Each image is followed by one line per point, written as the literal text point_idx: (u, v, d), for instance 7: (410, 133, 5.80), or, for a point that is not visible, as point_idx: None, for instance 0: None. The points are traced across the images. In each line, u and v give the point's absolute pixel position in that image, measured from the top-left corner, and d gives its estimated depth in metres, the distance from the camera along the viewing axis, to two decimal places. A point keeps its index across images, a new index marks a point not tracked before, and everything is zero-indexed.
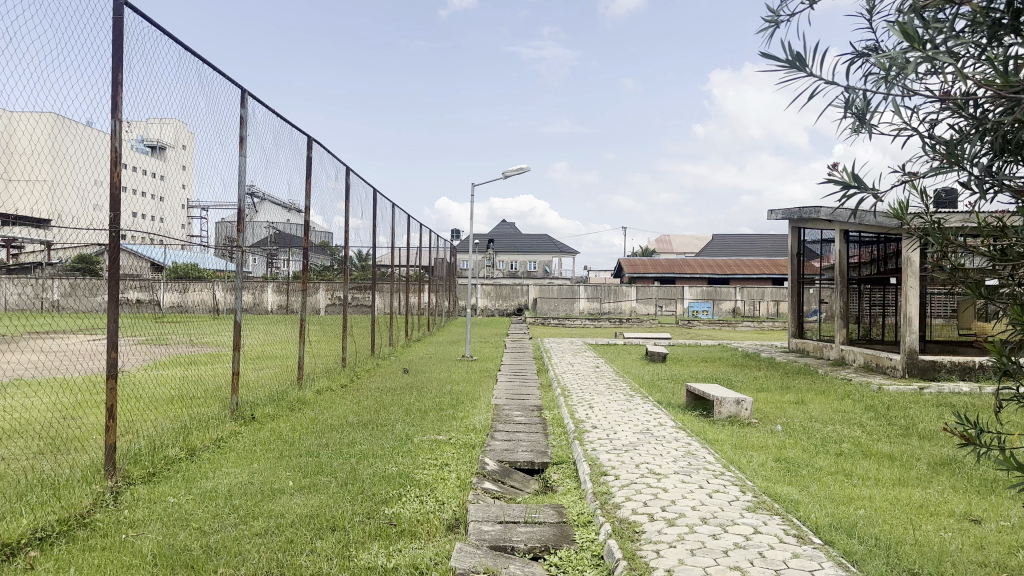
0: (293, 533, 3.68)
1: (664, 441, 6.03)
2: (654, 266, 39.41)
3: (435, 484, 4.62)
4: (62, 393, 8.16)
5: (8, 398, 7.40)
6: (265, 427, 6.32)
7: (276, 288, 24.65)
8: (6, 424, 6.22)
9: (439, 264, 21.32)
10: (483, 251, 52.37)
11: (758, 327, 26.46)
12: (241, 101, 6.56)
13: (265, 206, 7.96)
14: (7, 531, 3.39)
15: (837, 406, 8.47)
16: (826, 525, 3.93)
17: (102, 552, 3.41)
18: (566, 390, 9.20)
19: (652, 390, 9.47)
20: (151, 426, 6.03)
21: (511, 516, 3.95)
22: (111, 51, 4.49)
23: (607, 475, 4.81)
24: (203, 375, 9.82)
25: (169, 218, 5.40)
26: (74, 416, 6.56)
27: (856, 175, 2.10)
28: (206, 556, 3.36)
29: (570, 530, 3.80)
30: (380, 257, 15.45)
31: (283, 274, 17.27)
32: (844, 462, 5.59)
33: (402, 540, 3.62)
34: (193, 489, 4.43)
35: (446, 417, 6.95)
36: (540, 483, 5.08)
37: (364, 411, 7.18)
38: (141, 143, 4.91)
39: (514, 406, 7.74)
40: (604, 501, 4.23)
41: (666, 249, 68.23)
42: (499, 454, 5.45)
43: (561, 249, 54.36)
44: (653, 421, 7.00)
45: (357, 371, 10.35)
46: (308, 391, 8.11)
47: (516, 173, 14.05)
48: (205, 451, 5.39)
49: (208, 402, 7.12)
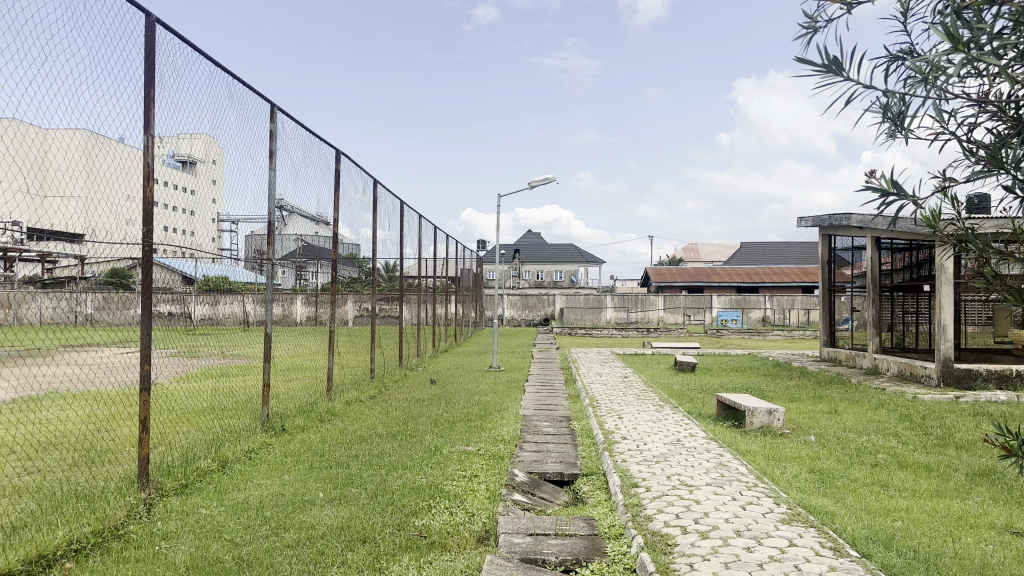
0: (325, 544, 3.68)
1: (696, 452, 5.96)
2: (681, 275, 39.22)
3: (466, 496, 4.60)
4: (95, 405, 8.25)
5: (45, 411, 7.57)
6: (295, 439, 6.33)
7: (304, 301, 24.89)
8: (40, 436, 6.33)
9: (465, 276, 21.35)
10: (509, 262, 52.34)
11: (788, 336, 26.10)
12: (271, 115, 6.63)
13: (294, 218, 8.08)
14: (43, 542, 3.43)
15: (871, 416, 8.31)
16: (863, 538, 3.85)
17: (136, 563, 3.43)
18: (593, 401, 9.14)
19: (683, 400, 9.35)
20: (182, 437, 6.10)
21: (542, 528, 3.91)
22: (144, 68, 4.57)
23: (638, 487, 4.76)
24: (233, 388, 9.86)
25: (200, 231, 5.47)
26: (108, 429, 6.66)
27: (894, 184, 2.03)
28: (239, 567, 3.38)
29: (601, 544, 3.76)
30: (406, 268, 15.51)
31: (310, 286, 17.34)
32: (880, 474, 5.47)
33: (434, 553, 3.61)
34: (225, 501, 4.45)
35: (474, 428, 6.92)
36: (570, 495, 5.03)
37: (392, 422, 7.20)
38: (172, 158, 5.00)
39: (542, 417, 7.70)
40: (635, 513, 4.18)
41: (694, 257, 67.79)
42: (528, 465, 5.43)
43: (586, 259, 54.09)
44: (684, 432, 6.92)
45: (384, 382, 10.36)
46: (338, 402, 8.18)
47: (544, 184, 14.06)
48: (236, 463, 5.41)
49: (237, 414, 7.16)
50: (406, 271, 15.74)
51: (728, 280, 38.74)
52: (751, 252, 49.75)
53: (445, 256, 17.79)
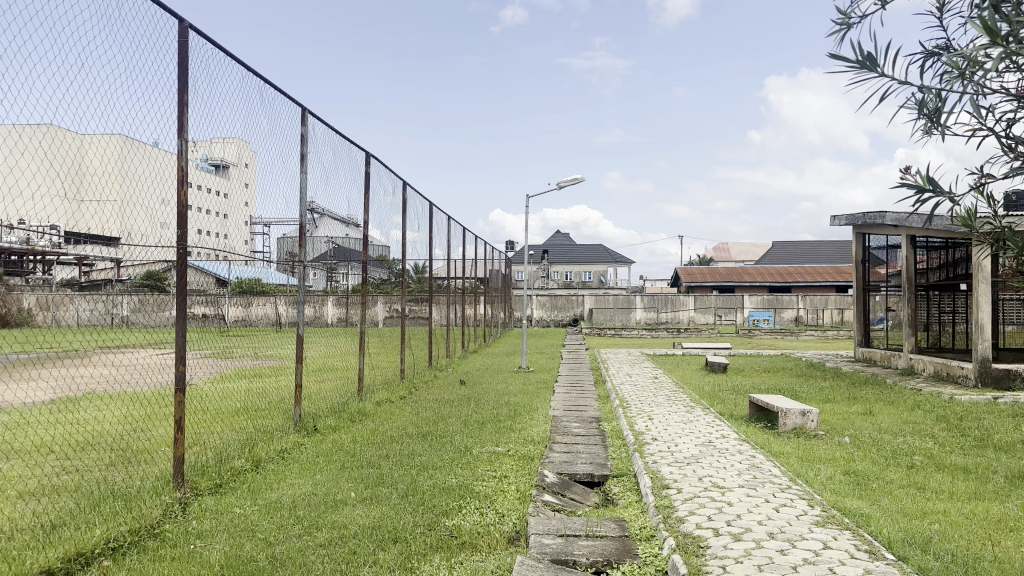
0: (356, 543, 3.72)
1: (728, 454, 5.91)
2: (712, 275, 38.93)
3: (496, 496, 4.61)
4: (131, 405, 8.41)
5: (84, 411, 7.73)
6: (327, 439, 6.39)
7: (335, 302, 25.12)
8: (79, 436, 6.46)
9: (494, 277, 21.38)
10: (538, 263, 52.38)
11: (822, 336, 25.76)
12: (302, 119, 6.70)
13: (325, 221, 8.16)
14: (82, 540, 3.50)
15: (907, 417, 8.17)
16: (899, 541, 3.79)
17: (172, 562, 3.49)
18: (623, 402, 9.11)
19: (714, 401, 9.27)
20: (217, 437, 6.19)
21: (572, 529, 3.90)
22: (178, 73, 4.65)
23: (669, 488, 4.72)
24: (266, 389, 9.99)
25: (233, 233, 5.55)
26: (144, 429, 6.78)
27: (930, 180, 2.00)
28: (272, 567, 3.42)
29: (632, 545, 3.75)
30: (435, 269, 15.57)
31: (341, 288, 17.48)
32: (916, 476, 5.38)
33: (464, 553, 3.63)
34: (259, 500, 4.51)
35: (504, 429, 6.92)
36: (600, 496, 5.02)
37: (422, 423, 7.23)
38: (205, 162, 5.07)
39: (572, 418, 7.69)
40: (666, 515, 4.15)
41: (725, 256, 67.22)
42: (557, 466, 5.43)
43: (615, 259, 53.87)
44: (715, 433, 6.86)
45: (414, 383, 10.42)
46: (368, 402, 8.24)
47: (572, 184, 14.04)
48: (269, 462, 5.48)
49: (270, 415, 7.24)
50: (435, 272, 15.81)
51: (760, 279, 38.36)
52: (783, 251, 49.21)
53: (474, 257, 17.84)
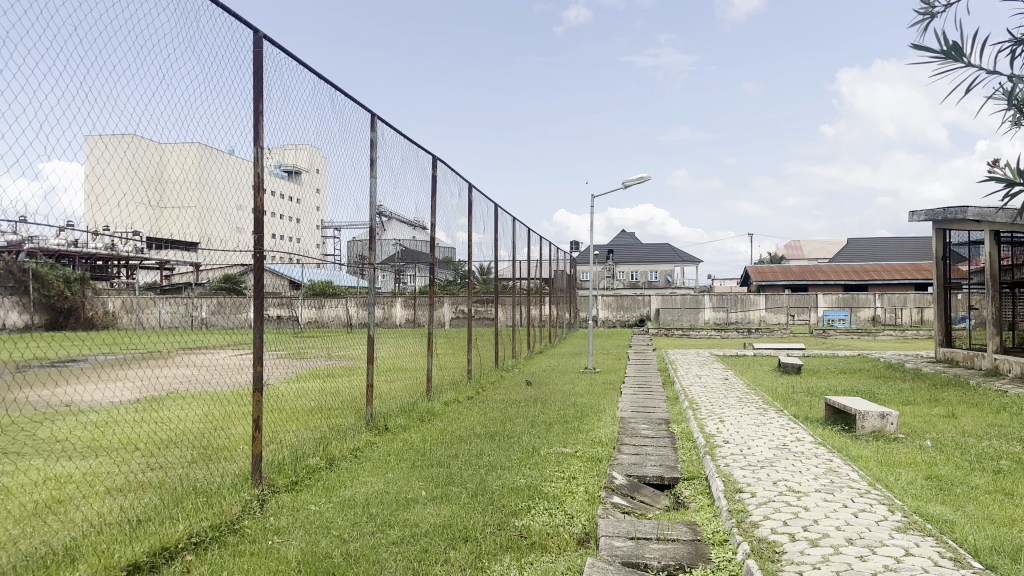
0: (427, 542, 3.76)
1: (803, 457, 5.76)
2: (784, 273, 38.04)
3: (565, 498, 4.60)
4: (211, 404, 8.71)
5: (167, 410, 8.04)
6: (398, 438, 6.49)
7: (403, 303, 25.50)
8: (163, 434, 6.72)
9: (559, 278, 21.35)
10: (603, 263, 52.10)
11: (901, 336, 24.86)
12: (371, 125, 6.83)
13: (393, 224, 8.30)
14: (166, 536, 3.64)
15: (993, 420, 7.82)
16: (987, 549, 3.62)
17: (251, 557, 3.60)
18: (693, 403, 8.98)
19: (788, 403, 9.06)
20: (292, 436, 6.35)
21: (643, 532, 3.87)
22: (253, 83, 4.79)
23: (742, 492, 4.63)
24: (338, 388, 10.21)
25: (306, 237, 5.69)
26: (223, 427, 7.01)
27: (1020, 173, 1.93)
28: (347, 564, 3.49)
29: (705, 549, 3.69)
30: (501, 269, 15.64)
31: (409, 290, 17.73)
32: (1004, 481, 5.14)
33: (534, 553, 3.63)
34: (333, 497, 4.62)
35: (571, 430, 6.90)
36: (671, 499, 4.96)
37: (491, 423, 7.27)
38: (278, 168, 5.21)
39: (640, 419, 7.62)
40: (740, 519, 4.07)
41: (796, 254, 65.56)
42: (627, 467, 5.38)
43: (683, 258, 53.13)
44: (790, 436, 6.70)
45: (482, 383, 10.50)
46: (437, 402, 8.34)
47: (638, 183, 13.90)
48: (343, 460, 5.60)
49: (343, 413, 7.40)
50: (500, 273, 15.89)
51: (834, 278, 37.28)
52: (859, 248, 47.70)
53: (539, 258, 17.85)
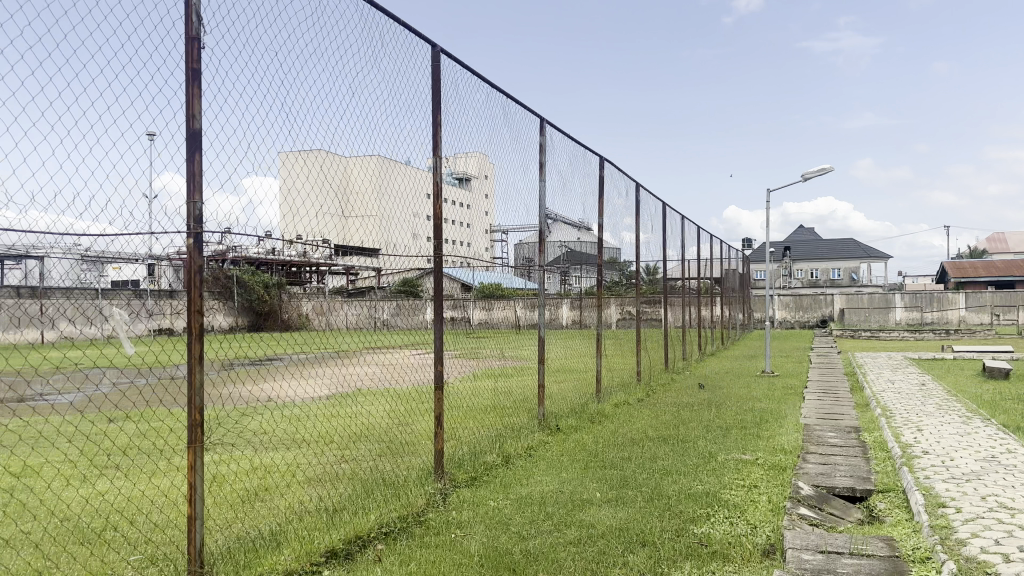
0: (605, 544, 3.76)
1: (1016, 471, 5.20)
2: (987, 269, 34.57)
3: (746, 506, 4.43)
4: (394, 401, 9.19)
5: (356, 406, 8.57)
6: (571, 438, 6.54)
7: (572, 305, 25.67)
8: (353, 429, 7.18)
9: (732, 277, 20.62)
10: (779, 262, 49.77)
11: None
12: (541, 129, 6.93)
13: (558, 225, 8.38)
14: (360, 525, 3.89)
15: None
16: None
17: (436, 548, 3.75)
18: (885, 410, 8.36)
19: (996, 412, 8.21)
20: (470, 433, 6.57)
21: (834, 545, 3.64)
22: (431, 94, 5.00)
23: (946, 508, 4.25)
24: (511, 388, 10.45)
25: (475, 241, 5.87)
26: (406, 423, 7.37)
27: None
28: (526, 561, 3.55)
29: (904, 567, 3.42)
30: (670, 269, 15.36)
31: (578, 292, 17.83)
32: None
33: (715, 562, 3.53)
34: (511, 495, 4.72)
35: (750, 436, 6.63)
36: (863, 512, 4.64)
37: (664, 426, 7.15)
38: (450, 176, 5.42)
39: (826, 426, 7.20)
40: (944, 536, 3.74)
41: (1002, 248, 59.32)
42: (813, 477, 5.10)
43: (868, 255, 49.65)
44: (999, 448, 6.07)
45: (653, 385, 10.35)
46: (608, 404, 8.31)
47: (818, 176, 13.16)
48: (518, 459, 5.71)
49: (517, 412, 7.55)
50: (670, 273, 15.60)
51: None
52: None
53: (710, 257, 17.35)
